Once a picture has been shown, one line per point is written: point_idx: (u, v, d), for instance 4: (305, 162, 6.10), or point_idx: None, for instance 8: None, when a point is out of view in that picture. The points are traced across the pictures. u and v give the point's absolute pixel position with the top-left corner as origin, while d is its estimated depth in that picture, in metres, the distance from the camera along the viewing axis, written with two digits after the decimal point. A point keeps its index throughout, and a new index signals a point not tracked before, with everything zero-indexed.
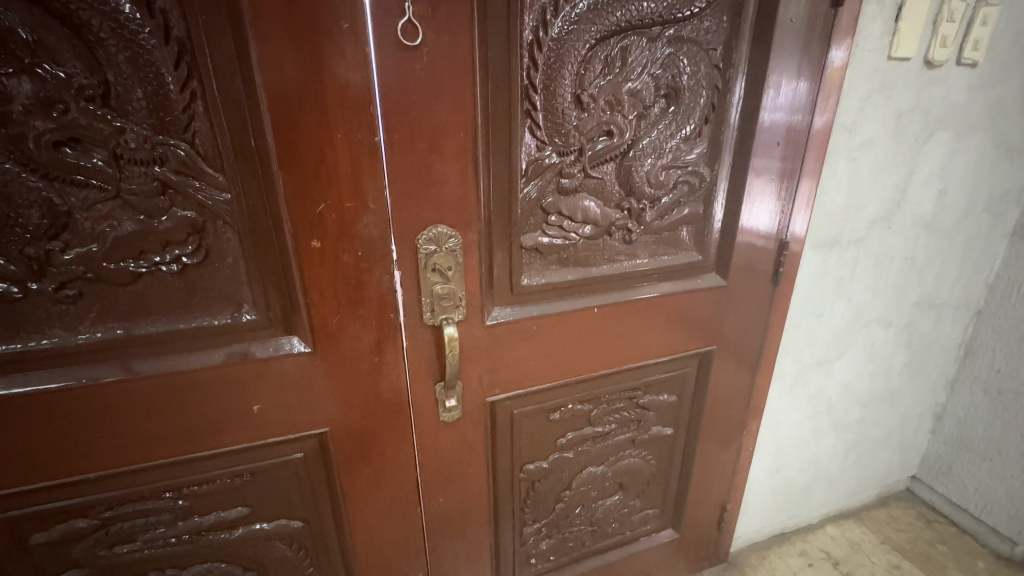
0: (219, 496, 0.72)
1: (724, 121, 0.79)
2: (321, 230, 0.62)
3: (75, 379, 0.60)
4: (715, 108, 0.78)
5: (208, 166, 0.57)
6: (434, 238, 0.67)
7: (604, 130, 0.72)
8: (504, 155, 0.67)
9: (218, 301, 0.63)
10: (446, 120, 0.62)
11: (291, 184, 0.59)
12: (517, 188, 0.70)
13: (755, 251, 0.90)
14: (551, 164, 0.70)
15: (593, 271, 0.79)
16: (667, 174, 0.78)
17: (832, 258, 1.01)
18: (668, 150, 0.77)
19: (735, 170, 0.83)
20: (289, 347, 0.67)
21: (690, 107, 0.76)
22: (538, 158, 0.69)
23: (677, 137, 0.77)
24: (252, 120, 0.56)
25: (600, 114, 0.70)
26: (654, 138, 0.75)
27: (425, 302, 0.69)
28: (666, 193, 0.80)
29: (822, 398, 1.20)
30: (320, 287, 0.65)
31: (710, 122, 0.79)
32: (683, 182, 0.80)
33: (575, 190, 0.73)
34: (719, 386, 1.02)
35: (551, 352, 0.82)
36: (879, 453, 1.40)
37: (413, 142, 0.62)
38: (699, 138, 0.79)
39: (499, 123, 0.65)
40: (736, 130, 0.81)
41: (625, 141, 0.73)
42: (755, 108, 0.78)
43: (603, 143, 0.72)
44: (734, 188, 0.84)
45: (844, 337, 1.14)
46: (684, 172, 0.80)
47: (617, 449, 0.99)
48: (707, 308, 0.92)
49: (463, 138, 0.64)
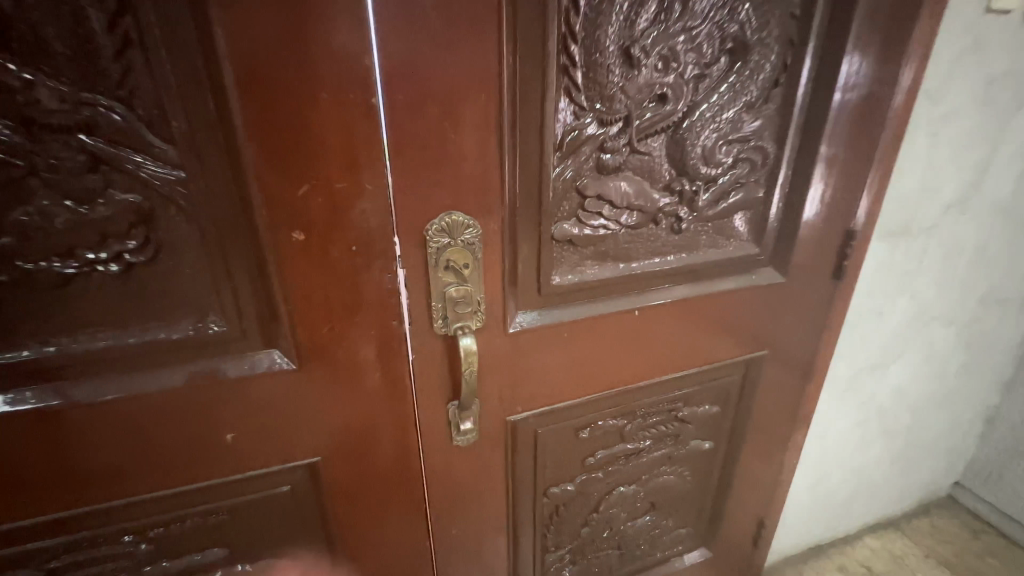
0: (192, 538, 0.61)
1: (796, 85, 0.65)
2: (303, 218, 0.49)
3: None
4: (786, 69, 0.64)
5: (154, 137, 0.43)
6: (447, 228, 0.54)
7: (656, 94, 0.58)
8: (534, 124, 0.54)
9: (177, 309, 0.50)
10: (463, 76, 0.49)
11: (262, 158, 0.46)
12: (550, 166, 0.56)
13: (818, 242, 0.77)
14: (590, 135, 0.57)
15: (634, 266, 0.66)
16: (726, 150, 0.65)
17: (898, 249, 0.88)
18: (728, 119, 0.63)
19: (803, 145, 0.69)
20: (268, 364, 0.54)
21: (757, 68, 0.62)
22: (575, 128, 0.56)
23: (740, 105, 0.63)
24: (208, 73, 0.42)
25: (652, 73, 0.56)
26: (715, 106, 0.62)
27: (434, 307, 0.57)
28: (724, 171, 0.66)
29: (872, 404, 1.08)
30: (306, 291, 0.52)
31: (778, 87, 0.65)
32: (743, 159, 0.67)
33: (617, 169, 0.60)
34: (767, 395, 0.90)
35: (583, 362, 0.69)
36: (925, 459, 1.29)
37: (420, 105, 0.48)
38: (767, 106, 0.65)
39: (529, 81, 0.52)
40: (808, 96, 0.67)
41: (679, 108, 0.60)
42: (836, 69, 0.64)
43: (654, 110, 0.58)
44: (801, 168, 0.71)
45: (902, 337, 1.01)
46: (746, 148, 0.66)
47: (650, 467, 0.87)
48: (760, 309, 0.79)
49: (483, 100, 0.50)
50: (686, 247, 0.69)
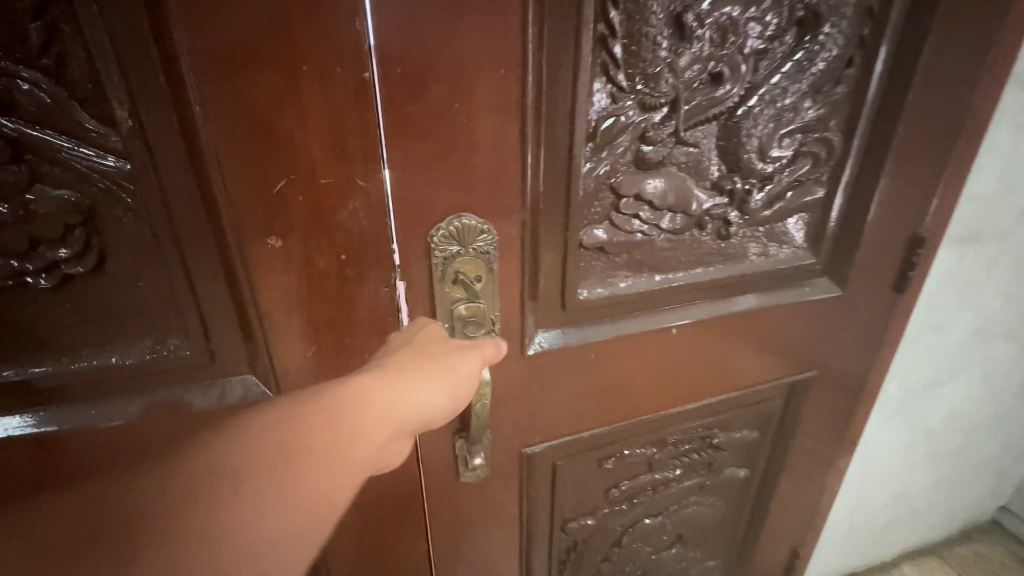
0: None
1: (872, 66, 0.55)
2: (282, 220, 0.40)
3: (12, 430, 0.41)
4: (862, 45, 0.54)
5: (92, 120, 0.35)
6: (456, 234, 0.45)
7: (709, 72, 0.48)
8: (564, 108, 0.44)
9: (129, 327, 0.41)
10: (477, 47, 0.39)
11: (229, 147, 0.37)
12: (581, 159, 0.47)
13: (882, 250, 0.67)
14: (629, 122, 0.47)
15: (673, 277, 0.57)
16: (786, 143, 0.55)
17: (967, 257, 0.78)
18: (791, 105, 0.54)
19: (875, 138, 0.59)
20: (241, 392, 0.46)
21: (827, 45, 0.52)
22: (612, 114, 0.46)
23: (805, 90, 0.53)
24: (156, 38, 0.33)
25: (706, 48, 0.47)
26: (776, 90, 0.52)
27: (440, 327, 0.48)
28: (780, 167, 0.57)
29: (922, 426, 0.98)
30: (286, 306, 0.43)
31: (851, 68, 0.55)
32: (804, 152, 0.57)
33: (658, 164, 0.50)
34: (812, 418, 0.80)
35: (610, 387, 0.60)
36: (973, 483, 1.18)
37: (425, 82, 0.39)
38: (835, 91, 0.55)
39: (559, 55, 0.42)
40: (884, 79, 0.56)
41: (735, 91, 0.50)
42: (920, 47, 0.54)
43: (705, 93, 0.49)
44: (870, 164, 0.61)
45: (961, 354, 0.91)
46: (809, 140, 0.57)
47: (679, 498, 0.78)
48: (811, 325, 0.70)
49: (502, 78, 0.41)
50: (731, 256, 0.59)
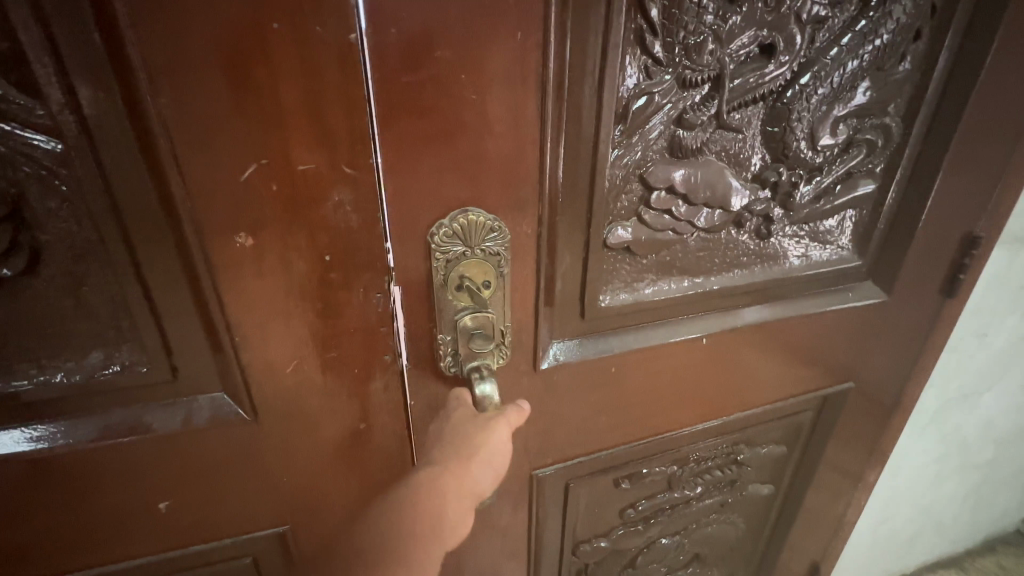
0: (101, 537, 0.41)
1: (937, 39, 0.49)
2: (251, 215, 0.34)
3: (12, 446, 0.36)
4: (932, 15, 0.48)
5: (14, 89, 0.28)
6: (461, 232, 0.38)
7: (760, 45, 0.42)
8: (591, 84, 0.37)
9: (75, 338, 0.35)
10: (491, 5, 0.32)
11: (186, 127, 0.30)
12: (609, 145, 0.40)
13: (934, 251, 0.60)
14: (665, 102, 0.41)
15: (707, 281, 0.50)
16: (839, 129, 0.49)
17: (1020, 258, 0.71)
18: (846, 85, 0.47)
19: (938, 124, 0.52)
20: (211, 411, 0.39)
21: (889, 16, 0.46)
22: (646, 92, 0.39)
23: (862, 67, 0.47)
24: None
25: (758, 15, 0.40)
26: (830, 67, 0.46)
27: (442, 339, 0.42)
28: (831, 157, 0.50)
29: (955, 436, 0.92)
30: (259, 314, 0.37)
31: (917, 42, 0.49)
32: (858, 140, 0.51)
33: (693, 152, 0.44)
34: (843, 431, 0.74)
35: (632, 403, 0.54)
36: (1001, 494, 1.12)
37: (428, 49, 0.32)
38: (895, 70, 0.49)
39: (589, 18, 0.35)
40: (952, 56, 0.50)
41: (787, 67, 0.44)
42: (998, 18, 0.47)
43: (755, 69, 0.43)
44: (929, 154, 0.54)
45: (1003, 362, 0.84)
46: (864, 126, 0.50)
47: (698, 516, 0.73)
48: (852, 333, 0.63)
49: (521, 46, 0.34)
50: (768, 258, 0.53)
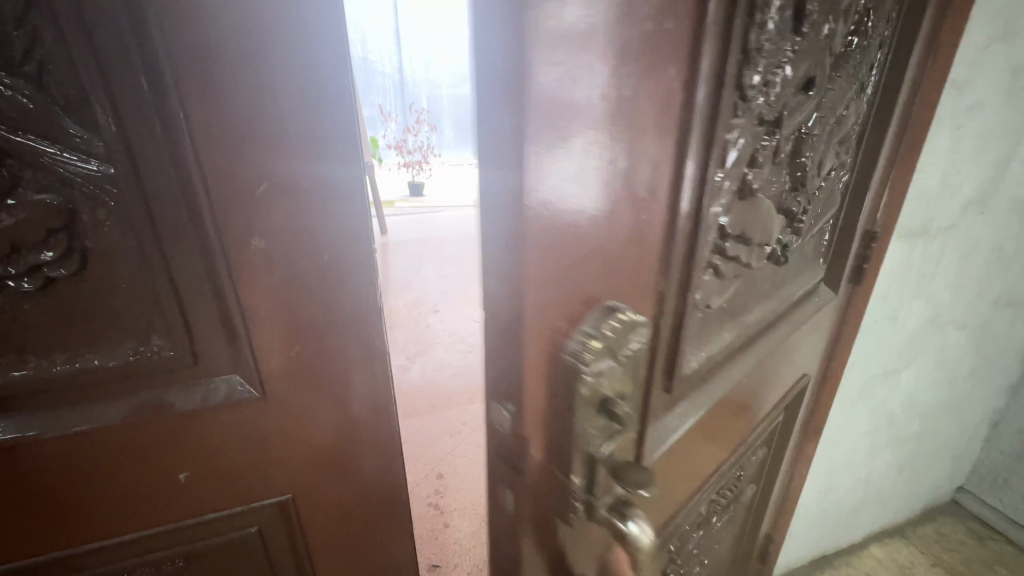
0: (129, 504, 0.48)
1: (879, 73, 0.61)
2: (262, 222, 0.42)
3: (55, 424, 0.42)
4: (882, 50, 0.59)
5: (78, 126, 0.35)
6: (609, 343, 0.31)
7: (799, 88, 0.45)
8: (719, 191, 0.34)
9: (115, 331, 0.41)
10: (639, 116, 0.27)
11: (217, 155, 0.39)
12: (729, 190, 0.38)
13: (852, 251, 0.72)
14: (752, 145, 0.39)
15: (743, 319, 0.52)
16: (827, 157, 0.58)
17: (917, 251, 0.83)
18: (835, 115, 0.56)
19: (870, 138, 0.65)
20: (227, 391, 0.47)
21: (861, 53, 0.54)
22: (745, 135, 0.37)
23: (840, 98, 0.55)
24: (165, 53, 0.35)
25: (805, 61, 0.43)
26: (829, 100, 0.53)
27: (576, 481, 0.36)
28: (821, 177, 0.60)
29: (884, 411, 1.03)
30: (268, 306, 0.45)
31: (870, 74, 0.59)
32: (836, 162, 0.62)
33: (759, 189, 0.45)
34: (795, 417, 0.83)
35: (685, 472, 0.52)
36: (933, 465, 1.24)
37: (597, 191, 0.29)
38: (857, 98, 0.59)
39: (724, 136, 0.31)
40: (882, 86, 0.62)
41: (809, 107, 0.49)
42: (905, 60, 0.61)
43: (794, 110, 0.46)
44: (865, 163, 0.66)
45: (916, 343, 0.97)
46: (837, 149, 0.60)
47: (714, 543, 0.76)
48: (808, 333, 0.72)
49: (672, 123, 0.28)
50: (777, 284, 0.58)
